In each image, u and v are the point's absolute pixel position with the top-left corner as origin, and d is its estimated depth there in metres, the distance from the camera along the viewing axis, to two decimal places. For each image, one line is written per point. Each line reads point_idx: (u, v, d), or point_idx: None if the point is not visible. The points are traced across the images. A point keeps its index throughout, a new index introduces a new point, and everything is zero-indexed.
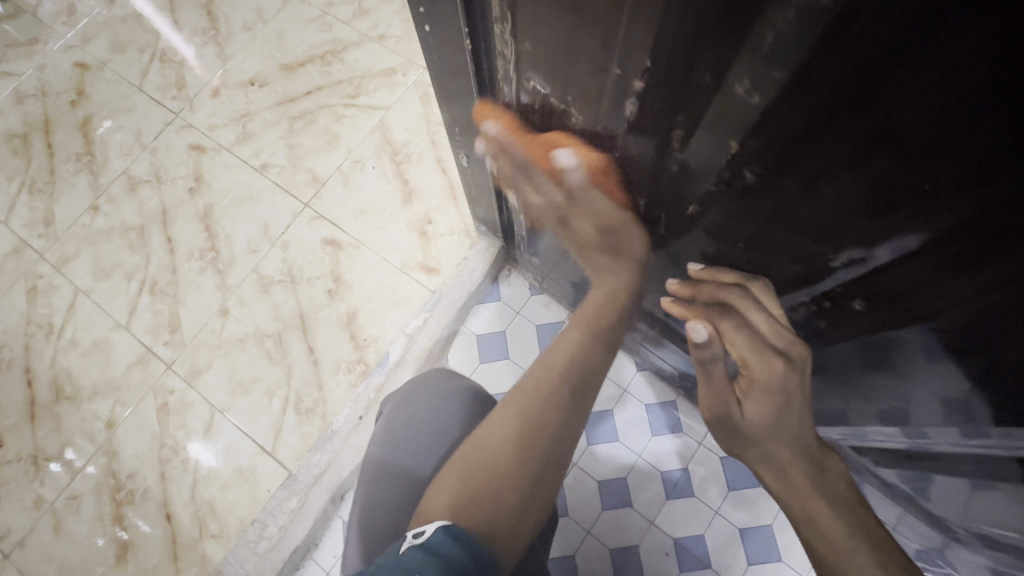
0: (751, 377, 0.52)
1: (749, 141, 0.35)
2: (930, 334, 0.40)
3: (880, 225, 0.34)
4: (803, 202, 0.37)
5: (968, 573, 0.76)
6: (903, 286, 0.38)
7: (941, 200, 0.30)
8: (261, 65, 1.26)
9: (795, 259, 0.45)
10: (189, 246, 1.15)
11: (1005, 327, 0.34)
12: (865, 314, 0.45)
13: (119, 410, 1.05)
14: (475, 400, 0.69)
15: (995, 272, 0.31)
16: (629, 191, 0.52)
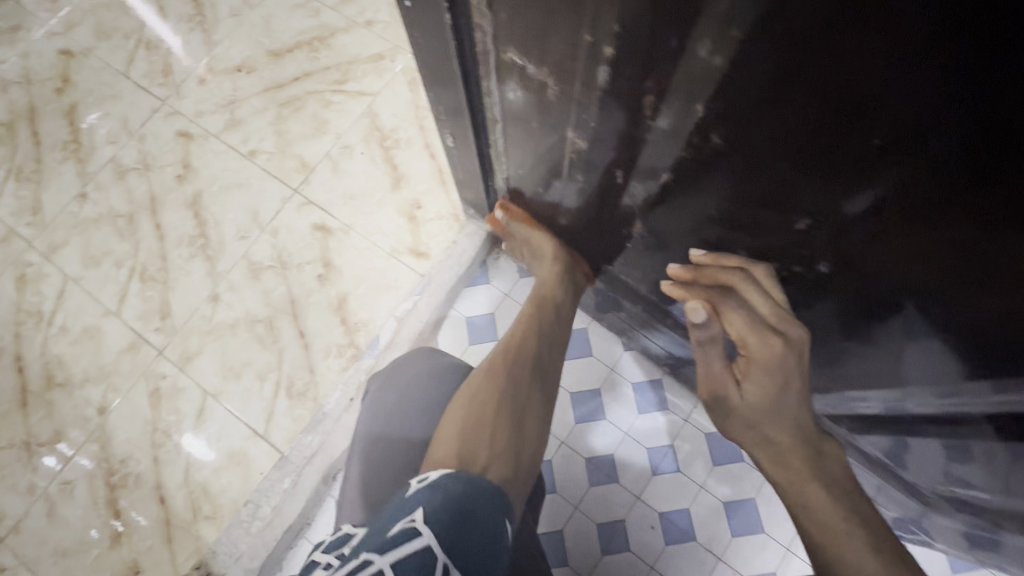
0: (750, 357, 0.54)
1: (713, 105, 0.37)
2: (891, 290, 0.43)
3: (838, 186, 0.37)
4: (765, 166, 0.39)
5: (942, 537, 0.79)
6: (862, 244, 0.40)
7: (893, 157, 0.31)
8: (249, 51, 1.26)
9: (762, 226, 0.47)
10: (179, 233, 1.15)
11: (960, 276, 0.36)
12: (833, 277, 0.47)
13: (110, 396, 1.06)
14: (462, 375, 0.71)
15: (946, 223, 0.33)
16: (608, 164, 0.53)
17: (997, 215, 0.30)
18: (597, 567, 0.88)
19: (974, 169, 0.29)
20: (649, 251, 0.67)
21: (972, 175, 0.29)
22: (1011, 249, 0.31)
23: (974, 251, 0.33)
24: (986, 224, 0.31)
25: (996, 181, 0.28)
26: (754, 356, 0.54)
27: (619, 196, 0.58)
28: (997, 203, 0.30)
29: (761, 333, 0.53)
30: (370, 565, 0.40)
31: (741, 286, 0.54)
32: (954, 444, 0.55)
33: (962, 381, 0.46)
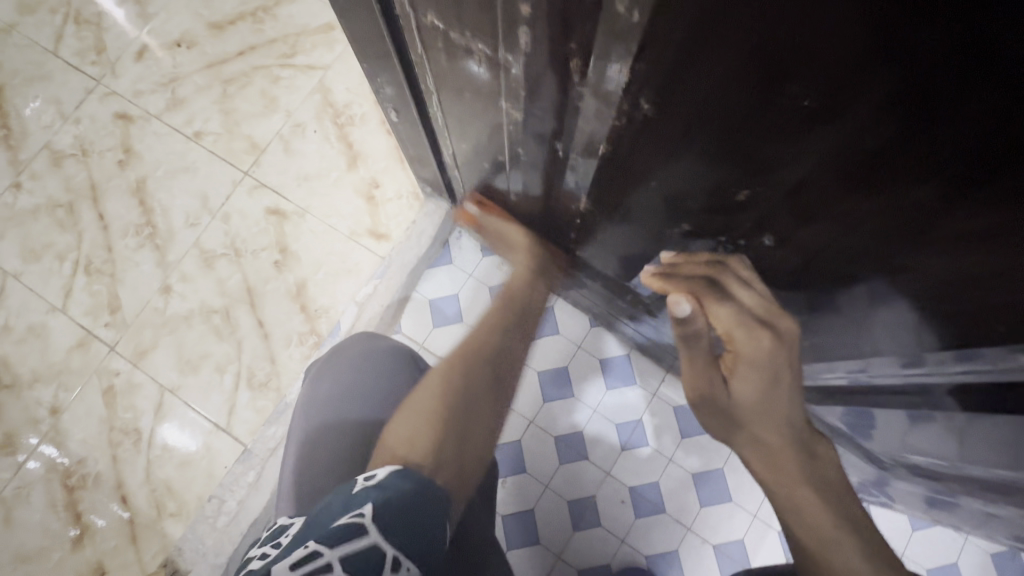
0: (737, 353, 0.56)
1: (638, 67, 0.34)
2: (839, 256, 0.41)
3: (775, 155, 0.35)
4: (700, 132, 0.37)
5: (902, 497, 0.81)
6: (806, 211, 0.38)
7: (827, 119, 0.29)
8: (188, 24, 1.18)
9: (703, 196, 0.45)
10: (124, 222, 1.09)
11: (908, 240, 0.34)
12: (779, 249, 0.46)
13: (62, 396, 1.02)
14: (391, 362, 0.71)
15: (888, 186, 0.31)
16: (546, 136, 0.50)
17: (938, 176, 0.28)
18: (568, 544, 0.89)
19: (910, 129, 0.27)
20: (603, 228, 0.65)
21: (908, 136, 0.27)
22: (954, 209, 0.30)
23: (919, 213, 0.32)
24: (930, 185, 0.29)
25: (932, 139, 0.26)
26: (743, 351, 0.55)
27: (564, 170, 0.56)
28: (937, 164, 0.28)
29: (749, 329, 0.55)
30: (319, 558, 0.40)
31: (734, 285, 0.54)
32: (918, 411, 0.55)
33: (924, 352, 0.45)
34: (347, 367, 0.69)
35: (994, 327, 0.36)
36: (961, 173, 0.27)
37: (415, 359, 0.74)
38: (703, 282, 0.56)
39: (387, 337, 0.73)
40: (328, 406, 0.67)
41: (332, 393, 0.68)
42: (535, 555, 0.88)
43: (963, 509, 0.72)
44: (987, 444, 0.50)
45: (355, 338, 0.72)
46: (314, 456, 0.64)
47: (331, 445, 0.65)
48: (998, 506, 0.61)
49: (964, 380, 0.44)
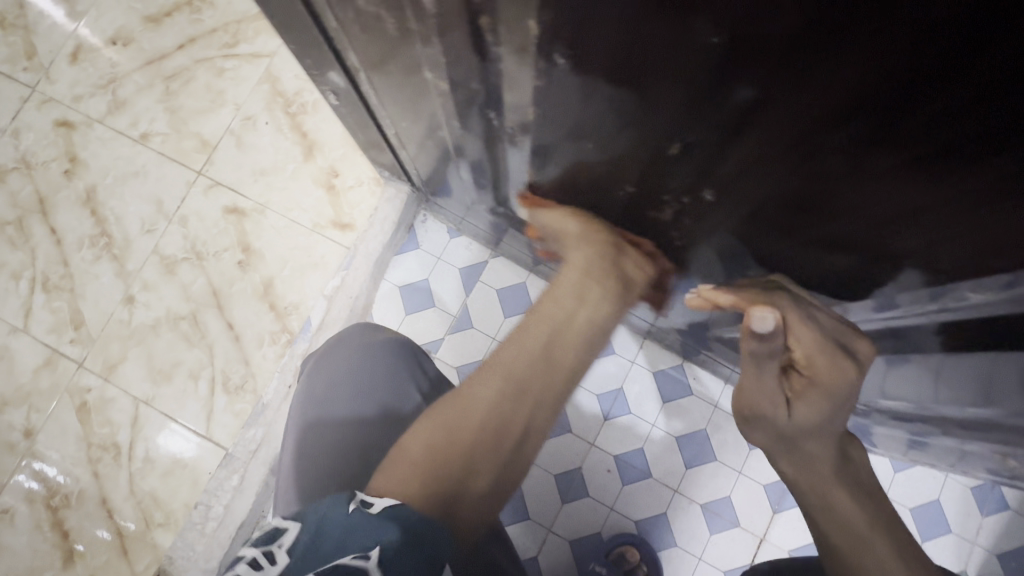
0: (814, 378, 0.51)
1: (545, 15, 0.32)
2: (777, 204, 0.40)
3: (700, 102, 0.33)
4: (623, 84, 0.35)
5: (885, 439, 0.82)
6: (739, 163, 0.37)
7: (741, 59, 0.28)
8: (122, 20, 1.12)
9: (637, 154, 0.43)
10: (78, 234, 1.05)
11: (839, 181, 0.34)
12: (718, 205, 0.45)
13: (35, 418, 0.99)
14: (382, 353, 0.69)
15: (818, 122, 0.30)
16: (480, 104, 0.48)
17: (865, 101, 0.27)
18: (559, 517, 0.89)
19: (827, 57, 0.25)
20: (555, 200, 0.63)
21: (825, 64, 0.26)
22: (880, 141, 0.29)
23: (845, 150, 0.31)
24: (859, 114, 0.28)
25: (854, 60, 0.25)
26: (824, 375, 0.50)
27: (505, 140, 0.53)
28: (863, 87, 0.26)
29: (837, 356, 0.50)
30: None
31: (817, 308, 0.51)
32: (895, 355, 0.54)
33: (898, 294, 0.44)
34: (343, 363, 0.68)
35: (948, 258, 0.35)
36: (878, 100, 0.26)
37: (412, 351, 0.71)
38: (792, 299, 0.50)
39: (386, 331, 0.71)
40: (320, 401, 0.66)
41: (329, 391, 0.66)
42: (526, 529, 0.89)
43: (940, 448, 0.72)
44: (960, 380, 0.49)
45: (350, 334, 0.71)
46: (311, 455, 0.63)
47: (323, 440, 0.64)
48: (971, 444, 0.61)
49: (937, 321, 0.43)
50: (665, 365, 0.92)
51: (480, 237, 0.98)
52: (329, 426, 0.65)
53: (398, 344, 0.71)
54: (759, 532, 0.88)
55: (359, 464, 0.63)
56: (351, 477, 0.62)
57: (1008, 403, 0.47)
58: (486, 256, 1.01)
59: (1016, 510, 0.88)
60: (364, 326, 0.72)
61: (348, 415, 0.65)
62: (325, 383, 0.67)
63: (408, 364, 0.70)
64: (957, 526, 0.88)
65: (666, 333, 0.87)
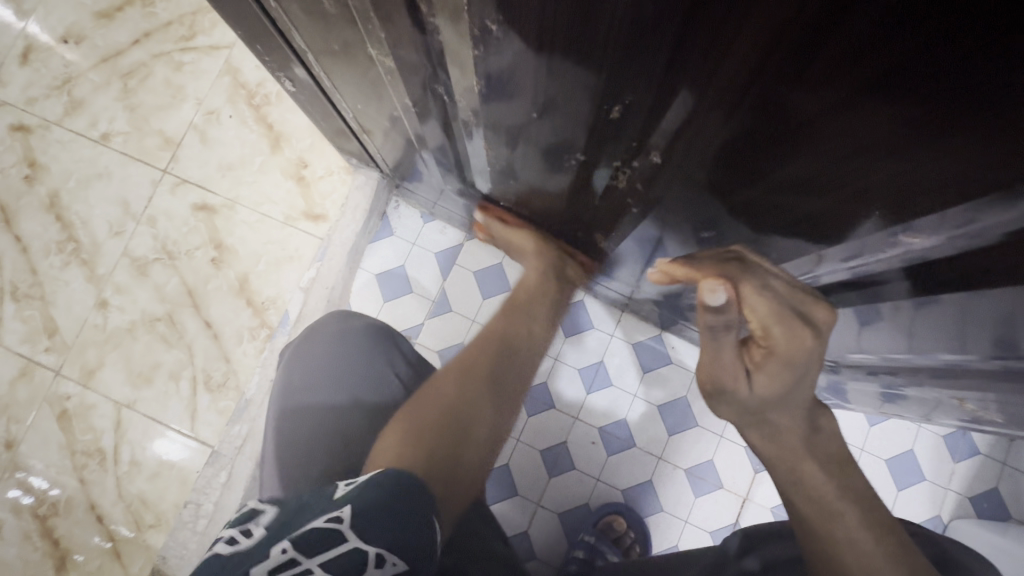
0: (772, 349, 0.50)
1: None
2: (721, 161, 0.41)
3: (630, 54, 0.33)
4: (553, 49, 0.35)
5: (862, 394, 0.84)
6: (675, 119, 0.38)
7: (657, 14, 0.29)
8: (72, 17, 1.08)
9: (579, 119, 0.44)
10: (44, 241, 1.03)
11: (773, 134, 0.35)
12: (667, 164, 0.46)
13: (15, 428, 0.98)
14: (359, 340, 0.69)
15: (749, 65, 0.30)
16: (430, 78, 0.47)
17: (787, 36, 0.26)
18: (547, 491, 0.91)
19: (735, 8, 0.26)
20: (515, 176, 0.63)
21: (736, 16, 0.27)
22: (799, 91, 0.30)
23: (769, 102, 0.32)
24: (784, 52, 0.28)
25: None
26: (783, 346, 0.50)
27: (461, 117, 0.53)
28: (785, 22, 0.26)
29: (793, 324, 0.49)
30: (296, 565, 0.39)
31: (771, 274, 0.50)
32: (868, 307, 0.55)
33: (858, 243, 0.44)
34: (320, 351, 0.68)
35: (884, 203, 0.36)
36: (790, 51, 0.27)
37: (389, 336, 0.71)
38: (742, 266, 0.50)
39: (360, 316, 0.72)
40: (298, 390, 0.66)
41: (307, 377, 0.67)
42: (515, 505, 0.90)
43: (912, 399, 0.74)
44: (928, 326, 0.51)
45: (329, 320, 0.71)
46: (293, 442, 0.63)
47: (303, 428, 0.64)
48: (939, 391, 0.63)
49: (910, 263, 0.43)
50: (644, 336, 0.93)
51: (453, 221, 0.98)
52: (308, 414, 0.65)
53: (373, 329, 0.71)
54: (741, 493, 0.90)
55: (339, 449, 0.63)
56: (332, 463, 0.62)
57: (976, 345, 0.48)
58: (460, 239, 1.01)
59: (986, 454, 0.91)
60: (340, 314, 0.72)
61: (326, 402, 0.66)
62: (303, 372, 0.67)
63: (387, 349, 0.70)
64: (931, 474, 0.92)
65: (642, 305, 0.88)
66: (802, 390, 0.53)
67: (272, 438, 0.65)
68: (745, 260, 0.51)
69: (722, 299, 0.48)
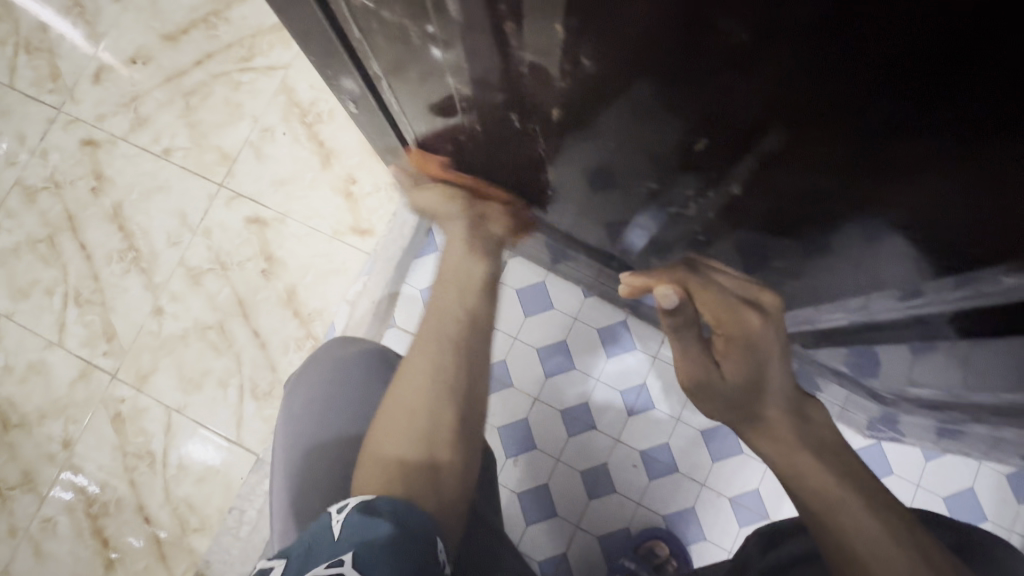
0: (728, 335, 0.60)
1: (569, 18, 0.32)
2: (805, 200, 0.40)
3: (724, 90, 0.32)
4: (643, 83, 0.35)
5: (912, 430, 0.82)
6: (762, 157, 0.37)
7: (765, 57, 0.28)
8: (141, 39, 1.15)
9: (660, 150, 0.43)
10: (107, 249, 1.08)
11: (866, 174, 0.34)
12: (746, 199, 0.45)
13: (72, 428, 1.02)
14: (348, 369, 0.69)
15: (833, 119, 0.31)
16: (500, 107, 0.48)
17: (878, 96, 0.27)
18: (586, 513, 0.90)
19: (854, 53, 0.26)
20: (573, 194, 0.63)
21: (851, 59, 0.26)
22: (911, 132, 0.29)
23: (873, 143, 0.31)
24: (884, 109, 0.28)
25: (868, 56, 0.25)
26: (734, 332, 0.60)
27: (528, 142, 0.53)
28: (879, 82, 0.27)
29: (737, 309, 0.59)
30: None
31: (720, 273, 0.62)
32: (923, 344, 0.55)
33: (921, 284, 0.44)
34: (322, 380, 0.68)
35: (983, 246, 0.35)
36: (905, 95, 0.27)
37: (386, 363, 0.71)
38: (689, 270, 0.64)
39: (361, 341, 0.72)
40: (295, 427, 0.66)
41: (309, 409, 0.66)
42: (554, 527, 0.89)
43: (970, 436, 0.72)
44: (996, 361, 0.50)
45: (322, 352, 0.71)
46: (297, 480, 0.63)
47: (303, 463, 0.64)
48: (1002, 427, 0.63)
49: (981, 307, 0.43)
50: None
51: None
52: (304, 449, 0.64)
53: (359, 359, 0.70)
54: None
55: (340, 478, 0.63)
56: (334, 489, 0.62)
57: None
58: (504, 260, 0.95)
59: None
60: (329, 346, 0.71)
61: (319, 437, 0.65)
62: (297, 407, 0.67)
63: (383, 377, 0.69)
64: (994, 514, 0.87)
65: None
66: (772, 367, 0.60)
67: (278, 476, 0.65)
68: (692, 265, 0.64)
69: (675, 300, 0.63)
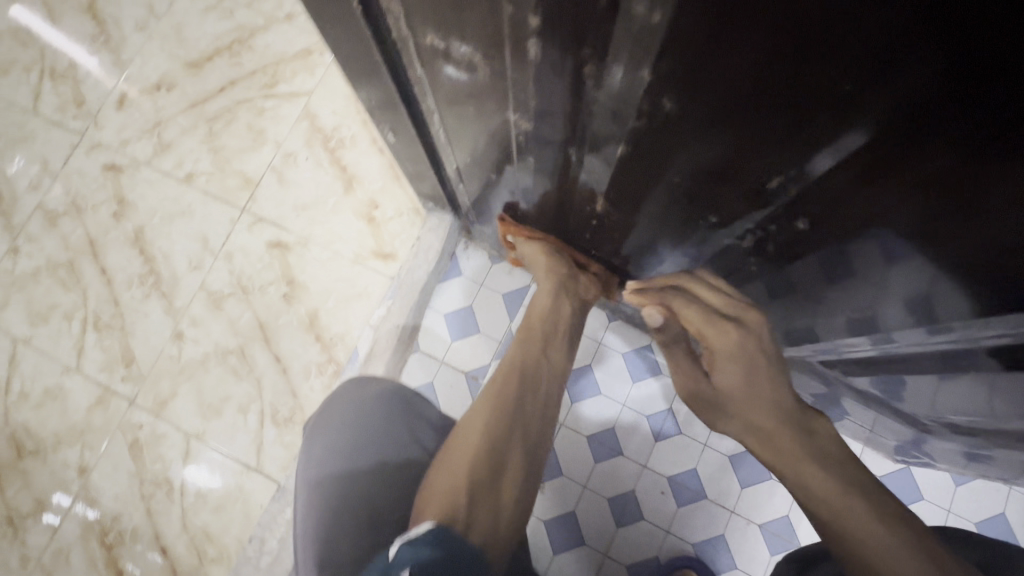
0: (712, 348, 0.65)
1: (659, 62, 0.32)
2: (876, 243, 0.40)
3: (811, 132, 0.33)
4: (724, 125, 0.36)
5: (943, 457, 0.81)
6: (840, 196, 0.38)
7: (864, 103, 0.28)
8: (165, 66, 1.16)
9: (727, 185, 0.43)
10: (127, 273, 1.08)
11: (947, 225, 0.34)
12: (813, 236, 0.45)
13: (88, 455, 1.01)
14: (377, 410, 0.68)
15: (923, 167, 0.31)
16: (557, 140, 0.49)
17: (980, 157, 0.28)
18: (614, 542, 0.88)
19: (956, 110, 0.26)
20: (611, 221, 0.63)
21: (954, 114, 0.26)
22: (1000, 193, 0.29)
23: (959, 196, 0.31)
24: (975, 165, 0.28)
25: (980, 120, 0.25)
26: (714, 346, 0.64)
27: (576, 172, 0.54)
28: (982, 147, 0.27)
29: (714, 324, 0.63)
30: None
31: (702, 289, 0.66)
32: (950, 373, 0.56)
33: (946, 320, 0.45)
34: (347, 416, 0.64)
35: None
36: (1002, 157, 0.27)
37: (406, 406, 0.72)
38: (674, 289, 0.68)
39: (377, 381, 0.71)
40: (319, 465, 0.60)
41: (333, 450, 0.61)
42: (582, 556, 0.88)
43: (996, 463, 0.72)
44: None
45: (344, 388, 0.68)
46: (325, 523, 0.56)
47: (329, 503, 0.58)
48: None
49: (1005, 348, 0.44)
50: None
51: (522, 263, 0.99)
52: (329, 488, 0.59)
53: (382, 398, 0.69)
54: None
55: (367, 522, 0.58)
56: (361, 535, 0.57)
57: None
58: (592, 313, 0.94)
59: None
60: (351, 384, 0.69)
61: (347, 475, 0.60)
62: (320, 445, 0.61)
63: (404, 421, 0.70)
64: None
65: None
66: (760, 377, 0.62)
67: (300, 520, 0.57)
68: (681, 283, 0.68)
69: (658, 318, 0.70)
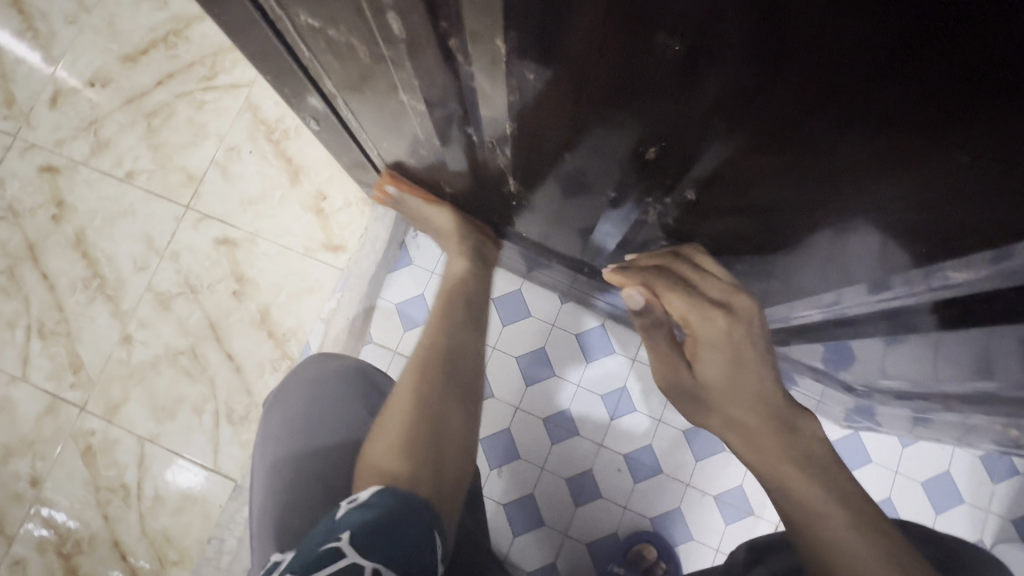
0: (695, 336, 0.56)
1: (510, 35, 0.32)
2: (760, 196, 0.41)
3: (668, 98, 0.33)
4: (590, 96, 0.36)
5: (891, 420, 0.83)
6: (715, 157, 0.38)
7: (700, 68, 0.29)
8: (98, 61, 1.12)
9: (616, 157, 0.44)
10: (70, 278, 1.05)
11: (814, 171, 0.35)
12: (706, 199, 0.46)
13: (40, 466, 0.99)
14: (339, 382, 0.65)
15: (774, 122, 0.31)
16: (457, 121, 0.48)
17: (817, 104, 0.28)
18: (572, 520, 0.89)
19: (778, 67, 0.27)
20: (534, 202, 0.63)
21: (779, 71, 0.27)
22: (844, 134, 0.30)
23: (816, 142, 0.32)
24: (817, 112, 0.29)
25: (810, 63, 0.26)
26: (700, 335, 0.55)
27: (486, 154, 0.53)
28: (826, 84, 0.27)
29: (704, 309, 0.54)
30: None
31: (692, 273, 0.56)
32: (894, 336, 0.56)
33: (890, 277, 0.44)
34: (306, 393, 0.64)
35: (929, 236, 0.36)
36: (833, 102, 0.28)
37: (371, 379, 0.67)
38: (660, 272, 0.57)
39: (338, 357, 0.68)
40: (274, 439, 0.63)
41: (287, 427, 0.63)
42: (542, 537, 0.88)
43: (944, 423, 0.73)
44: (960, 351, 0.51)
45: (314, 357, 0.68)
46: (279, 498, 0.59)
47: (282, 481, 0.60)
48: (979, 418, 0.64)
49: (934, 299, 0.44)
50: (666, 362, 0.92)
51: None
52: (283, 465, 0.61)
53: (342, 370, 0.67)
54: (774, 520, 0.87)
55: (321, 494, 0.59)
56: (315, 503, 0.59)
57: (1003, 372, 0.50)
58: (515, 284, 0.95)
59: None
60: (319, 357, 0.68)
61: (296, 453, 0.61)
62: (278, 421, 0.63)
63: (365, 393, 0.66)
64: (970, 495, 0.89)
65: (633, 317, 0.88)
66: (748, 373, 0.55)
67: (263, 493, 0.61)
68: (667, 267, 0.58)
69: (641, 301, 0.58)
